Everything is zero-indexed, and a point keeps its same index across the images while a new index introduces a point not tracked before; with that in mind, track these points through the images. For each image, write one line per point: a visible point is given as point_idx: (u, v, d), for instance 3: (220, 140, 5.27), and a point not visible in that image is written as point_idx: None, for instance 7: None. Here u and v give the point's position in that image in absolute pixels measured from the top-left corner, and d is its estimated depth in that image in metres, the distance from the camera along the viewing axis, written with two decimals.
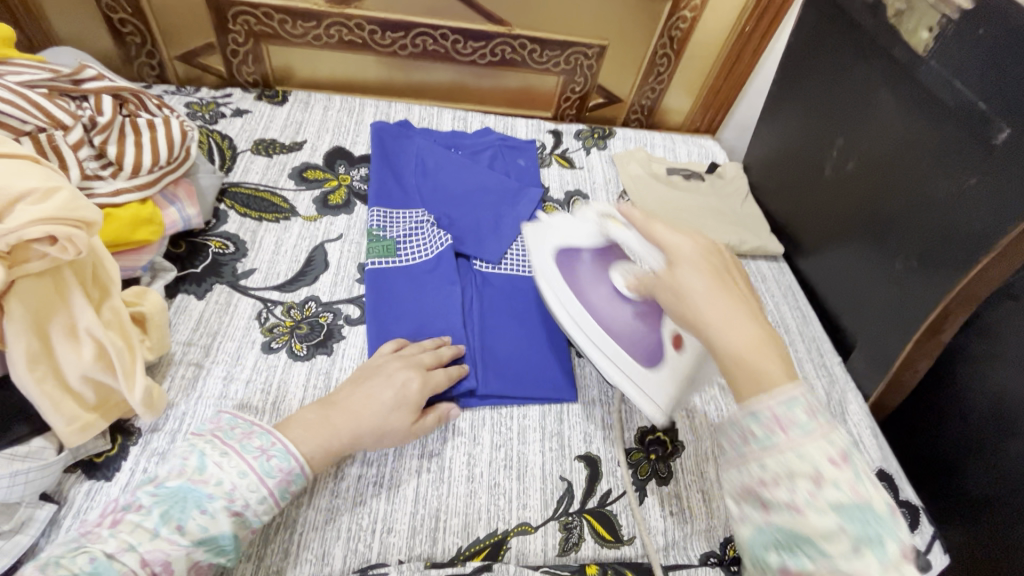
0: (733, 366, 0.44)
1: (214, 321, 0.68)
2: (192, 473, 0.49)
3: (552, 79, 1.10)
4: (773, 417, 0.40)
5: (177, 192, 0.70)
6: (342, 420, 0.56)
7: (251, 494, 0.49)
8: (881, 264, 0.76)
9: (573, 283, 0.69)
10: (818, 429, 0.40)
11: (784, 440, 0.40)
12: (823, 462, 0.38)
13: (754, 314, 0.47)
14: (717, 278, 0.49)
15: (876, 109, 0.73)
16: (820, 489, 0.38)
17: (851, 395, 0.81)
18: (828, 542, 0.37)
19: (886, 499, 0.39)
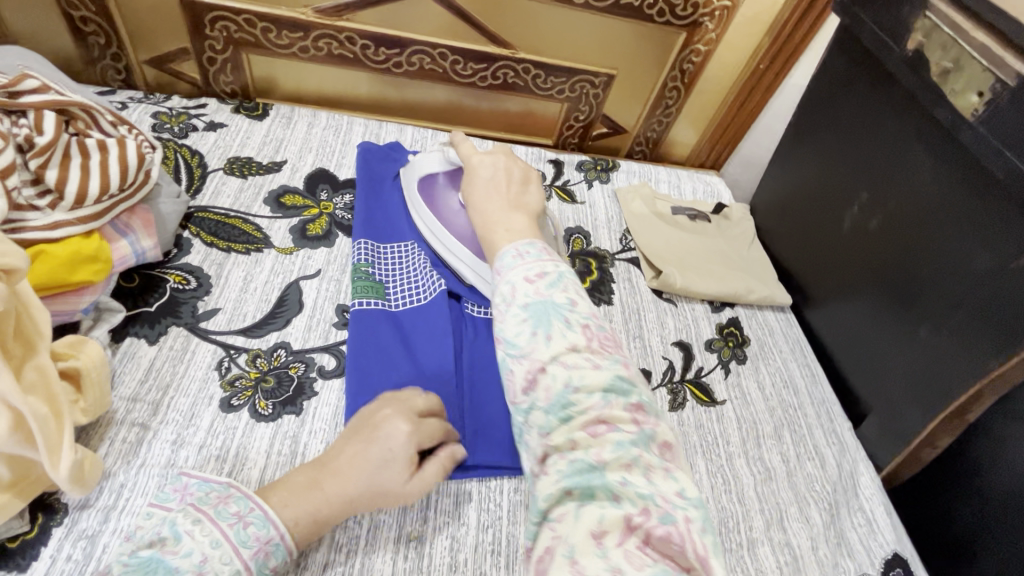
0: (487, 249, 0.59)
1: (166, 371, 0.60)
2: (161, 543, 0.41)
3: (555, 105, 1.04)
4: (512, 258, 0.53)
5: (130, 222, 0.61)
6: (333, 487, 0.48)
7: (224, 568, 0.41)
8: (903, 328, 0.73)
9: (433, 202, 0.78)
10: (521, 263, 0.52)
11: (506, 269, 0.52)
12: (519, 279, 0.50)
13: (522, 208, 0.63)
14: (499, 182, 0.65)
15: (909, 167, 0.70)
16: (516, 297, 0.49)
17: (863, 467, 0.76)
18: (524, 339, 0.47)
19: (570, 295, 0.49)
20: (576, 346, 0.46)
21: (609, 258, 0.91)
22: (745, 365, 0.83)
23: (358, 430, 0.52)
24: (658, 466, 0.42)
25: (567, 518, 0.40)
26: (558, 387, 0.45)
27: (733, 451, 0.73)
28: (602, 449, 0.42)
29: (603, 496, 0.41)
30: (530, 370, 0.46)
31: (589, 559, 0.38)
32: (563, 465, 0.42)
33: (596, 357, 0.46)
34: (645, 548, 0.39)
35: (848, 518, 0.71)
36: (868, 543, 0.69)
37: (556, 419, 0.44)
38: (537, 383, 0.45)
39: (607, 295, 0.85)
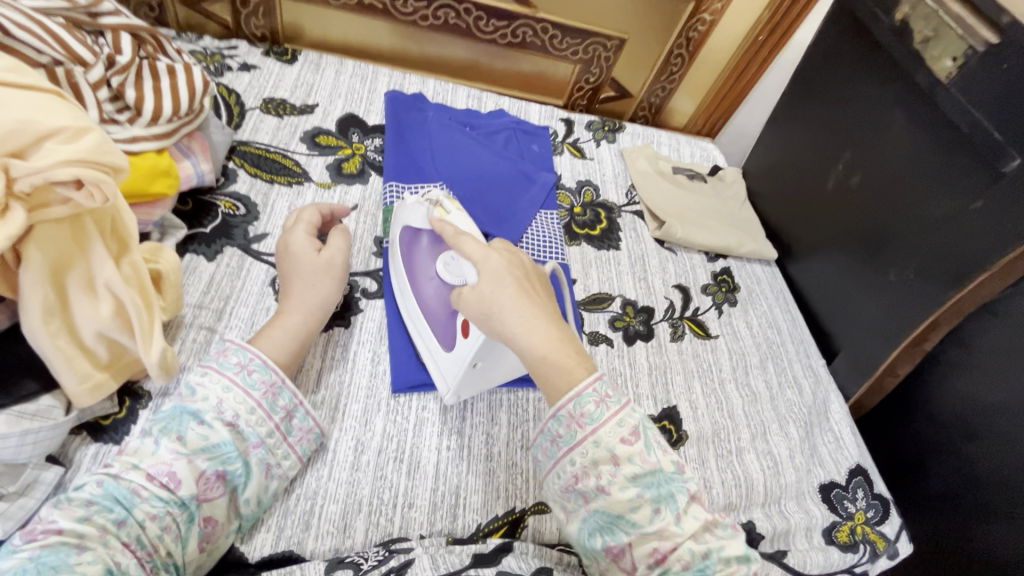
0: (547, 375, 0.51)
1: (225, 284, 0.65)
2: (184, 395, 0.51)
3: (568, 67, 1.11)
4: (599, 397, 0.50)
5: (191, 145, 0.66)
6: (289, 307, 0.60)
7: (239, 405, 0.51)
8: (873, 274, 0.82)
9: (413, 263, 0.67)
10: (609, 416, 0.49)
11: (593, 424, 0.49)
12: (618, 445, 0.48)
13: (556, 324, 0.52)
14: (529, 298, 0.53)
15: (888, 128, 0.79)
16: (619, 467, 0.48)
17: (834, 395, 0.87)
18: (643, 514, 0.46)
19: (674, 458, 0.50)
20: (702, 519, 0.48)
21: (616, 209, 0.99)
22: (736, 307, 0.93)
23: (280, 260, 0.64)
24: None
25: None
26: (692, 555, 0.45)
27: (725, 377, 0.83)
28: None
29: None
30: (658, 546, 0.46)
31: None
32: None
33: (717, 529, 0.48)
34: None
35: (819, 436, 0.81)
36: (835, 456, 0.80)
37: (673, 565, 0.45)
38: (664, 557, 0.46)
39: (615, 242, 0.93)
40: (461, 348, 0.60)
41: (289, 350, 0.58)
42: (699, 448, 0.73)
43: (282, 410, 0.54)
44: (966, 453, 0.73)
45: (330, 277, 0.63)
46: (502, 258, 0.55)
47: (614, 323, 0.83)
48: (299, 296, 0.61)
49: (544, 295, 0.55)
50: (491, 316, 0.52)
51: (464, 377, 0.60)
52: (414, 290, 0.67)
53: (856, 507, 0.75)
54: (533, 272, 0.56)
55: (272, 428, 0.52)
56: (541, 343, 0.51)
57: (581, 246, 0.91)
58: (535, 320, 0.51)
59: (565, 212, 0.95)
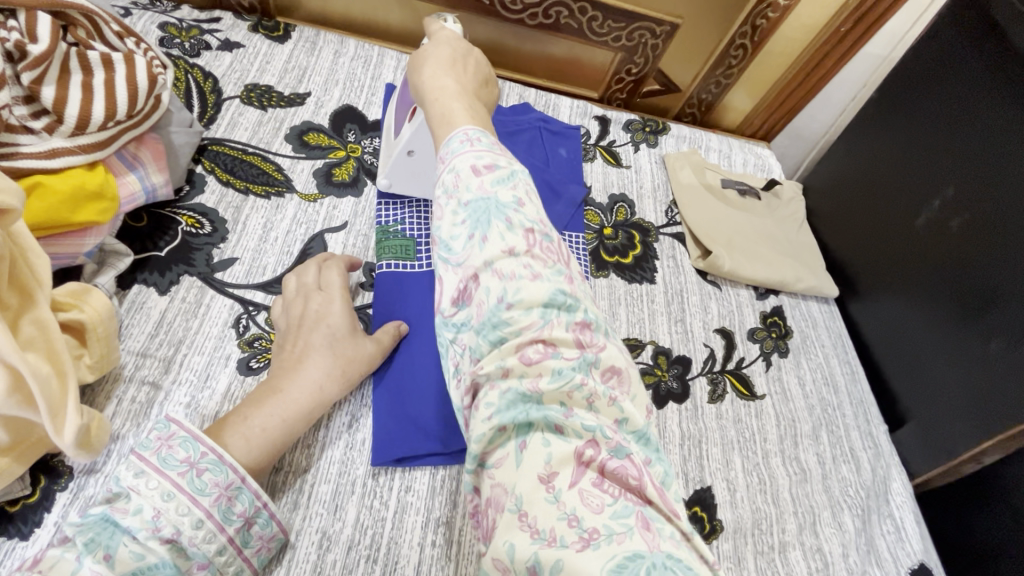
0: (434, 121, 0.44)
1: (179, 326, 0.54)
2: (113, 498, 0.40)
3: (607, 54, 0.94)
4: (472, 139, 0.40)
5: (139, 152, 0.54)
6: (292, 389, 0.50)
7: (182, 518, 0.40)
8: (972, 341, 0.67)
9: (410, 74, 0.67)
10: (468, 149, 0.39)
11: (452, 157, 0.39)
12: (465, 168, 0.38)
13: (469, 93, 0.46)
14: (458, 72, 0.48)
15: (1015, 164, 0.63)
16: (456, 192, 0.38)
17: (896, 473, 0.74)
18: (460, 241, 0.37)
19: (519, 194, 0.38)
20: (516, 250, 0.36)
21: (653, 231, 0.84)
22: (787, 358, 0.79)
23: (296, 322, 0.54)
24: (604, 398, 0.34)
25: (505, 462, 0.33)
26: (491, 300, 0.35)
27: (770, 448, 0.70)
28: (541, 378, 0.33)
29: (543, 426, 0.33)
30: (462, 281, 0.36)
31: (533, 504, 0.31)
32: (496, 396, 0.33)
33: (537, 266, 0.36)
34: (602, 483, 0.32)
35: (877, 525, 0.69)
36: (896, 552, 0.67)
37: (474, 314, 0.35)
38: (469, 294, 0.36)
39: (649, 272, 0.80)
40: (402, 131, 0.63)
41: (275, 446, 0.47)
42: (734, 542, 0.61)
43: (240, 519, 0.43)
44: None
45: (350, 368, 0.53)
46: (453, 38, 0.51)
47: (644, 378, 0.70)
48: (306, 378, 0.50)
49: (473, 79, 0.48)
50: (413, 69, 0.48)
51: (397, 161, 0.65)
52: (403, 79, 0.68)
53: None
54: (479, 63, 0.51)
55: (224, 543, 0.42)
56: (434, 92, 0.45)
57: (610, 277, 0.77)
58: (447, 80, 0.46)
59: (594, 233, 0.81)
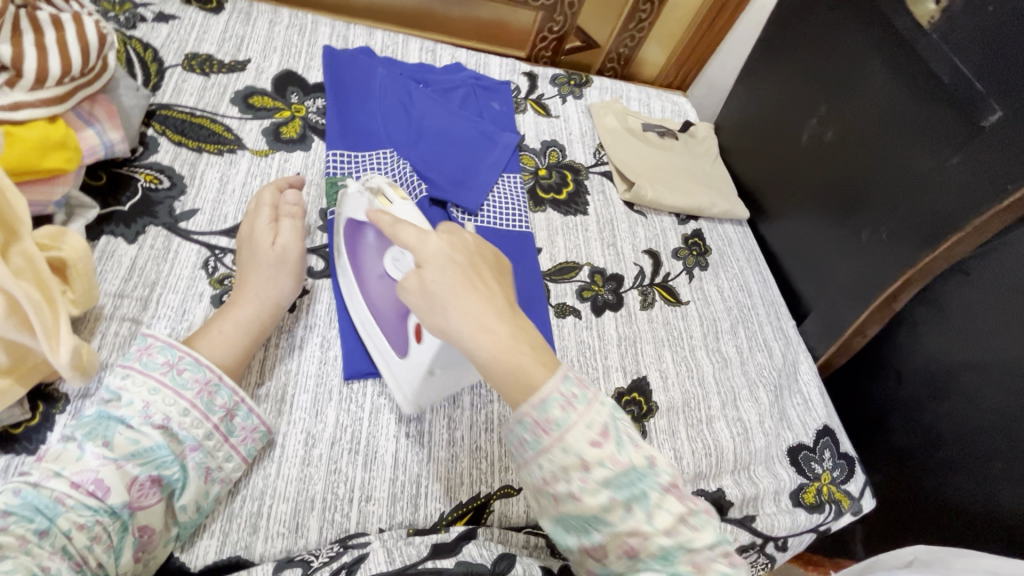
0: (500, 379, 0.43)
1: (151, 269, 0.59)
2: (107, 399, 0.46)
3: (529, 14, 1.02)
4: (566, 399, 0.42)
5: (94, 111, 0.58)
6: (236, 300, 0.55)
7: (170, 407, 0.46)
8: (847, 233, 0.80)
9: (359, 258, 0.61)
10: (577, 419, 0.42)
11: (560, 431, 0.41)
12: (585, 450, 0.41)
13: (507, 314, 0.44)
14: (479, 289, 0.45)
15: (865, 78, 0.76)
16: (590, 473, 0.41)
17: (802, 356, 0.86)
18: (619, 519, 0.41)
19: (646, 450, 0.43)
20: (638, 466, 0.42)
21: (583, 171, 0.94)
22: (707, 271, 0.90)
23: (242, 244, 0.60)
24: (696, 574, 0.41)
25: None
26: (662, 543, 0.40)
27: (695, 343, 0.81)
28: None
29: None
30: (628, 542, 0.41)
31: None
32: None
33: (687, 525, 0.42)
34: None
35: (788, 398, 0.81)
36: (803, 417, 0.80)
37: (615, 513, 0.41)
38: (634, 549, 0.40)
39: (582, 206, 0.89)
40: (416, 351, 0.53)
41: (239, 350, 0.53)
42: (668, 418, 0.72)
43: (221, 409, 0.49)
44: (931, 412, 0.74)
45: (291, 271, 0.58)
46: (442, 241, 0.46)
47: (582, 294, 0.79)
48: (255, 286, 0.56)
49: (494, 286, 0.46)
50: (438, 317, 0.44)
51: (423, 385, 0.54)
52: (361, 285, 0.60)
53: (822, 467, 0.76)
54: (485, 258, 0.47)
55: (211, 429, 0.48)
56: (487, 344, 0.43)
57: (547, 211, 0.86)
58: (486, 312, 0.43)
59: (529, 174, 0.89)
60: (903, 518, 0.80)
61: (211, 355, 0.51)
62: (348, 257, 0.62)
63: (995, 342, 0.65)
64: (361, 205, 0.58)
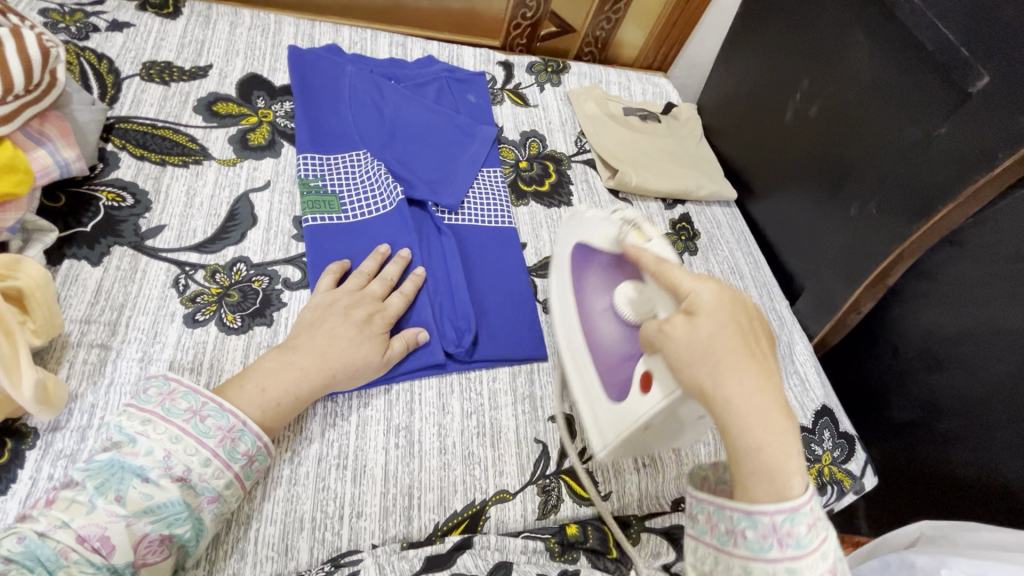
0: (752, 473, 0.41)
1: (118, 292, 0.57)
2: (119, 445, 0.44)
3: (500, 1, 0.99)
4: (813, 521, 0.40)
5: (44, 129, 0.55)
6: (307, 363, 0.53)
7: (191, 457, 0.44)
8: (836, 210, 0.78)
9: (583, 290, 0.60)
10: (813, 546, 0.39)
11: (797, 552, 0.39)
12: (804, 575, 0.39)
13: (779, 396, 0.42)
14: (757, 365, 0.43)
15: (847, 50, 0.74)
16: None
17: (798, 336, 0.85)
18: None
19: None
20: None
21: (566, 160, 0.91)
22: (696, 256, 0.89)
23: (322, 304, 0.58)
24: None
25: None
26: None
27: None
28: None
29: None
30: None
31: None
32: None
33: None
34: None
35: (785, 380, 0.80)
36: (801, 399, 0.79)
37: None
38: None
39: (566, 197, 0.87)
40: (635, 400, 0.51)
41: (273, 405, 0.50)
42: None
43: (244, 457, 0.47)
44: (929, 386, 0.74)
45: (371, 342, 0.57)
46: (716, 294, 0.45)
47: None
48: (324, 348, 0.54)
49: (771, 360, 0.44)
50: (705, 381, 0.42)
51: (630, 437, 0.52)
52: (583, 314, 0.60)
53: (823, 449, 0.75)
54: (762, 332, 0.45)
55: (231, 479, 0.46)
56: (753, 432, 0.41)
57: (530, 205, 0.83)
58: (763, 399, 0.41)
59: (509, 167, 0.87)
60: (906, 494, 0.79)
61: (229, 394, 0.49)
62: (570, 283, 0.62)
63: (991, 311, 0.64)
64: (606, 231, 0.57)
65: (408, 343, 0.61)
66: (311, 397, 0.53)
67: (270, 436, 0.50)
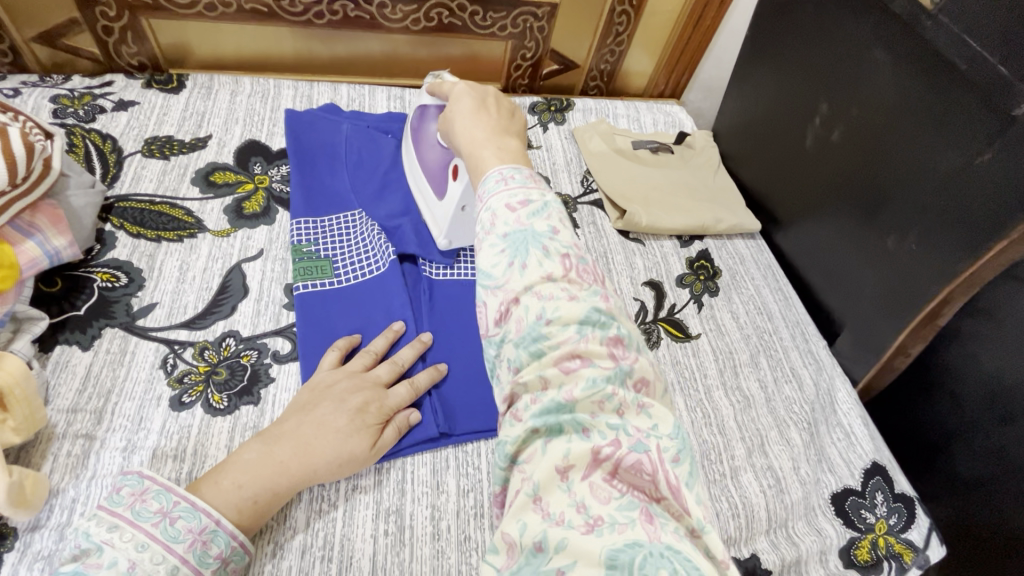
0: (466, 153, 0.46)
1: (106, 377, 0.56)
2: (86, 554, 0.41)
3: (499, 45, 0.97)
4: (506, 178, 0.40)
5: (35, 220, 0.56)
6: (291, 458, 0.50)
7: (158, 566, 0.42)
8: (871, 243, 0.70)
9: (421, 131, 0.72)
10: (504, 188, 0.39)
11: (489, 195, 0.39)
12: (501, 207, 0.38)
13: (500, 128, 0.48)
14: (485, 113, 0.50)
15: (868, 69, 0.67)
16: (537, 290, 0.35)
17: (839, 382, 0.76)
18: (498, 267, 0.36)
19: (553, 221, 0.37)
20: (557, 278, 0.35)
21: (571, 202, 0.87)
22: (718, 297, 0.82)
23: (315, 390, 0.55)
24: (635, 406, 0.33)
25: (535, 454, 0.32)
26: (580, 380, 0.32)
27: (710, 383, 0.73)
28: (573, 383, 0.32)
29: (572, 431, 0.32)
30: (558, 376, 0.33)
31: (554, 494, 0.31)
32: (532, 407, 0.33)
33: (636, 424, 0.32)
34: (614, 479, 0.31)
35: (827, 434, 0.72)
36: (846, 456, 0.70)
37: (526, 415, 0.33)
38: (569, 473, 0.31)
39: None
40: (450, 189, 0.68)
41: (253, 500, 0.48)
42: None
43: (216, 560, 0.45)
44: (1000, 441, 0.63)
45: (362, 432, 0.53)
46: (468, 87, 0.54)
47: None
48: (309, 439, 0.51)
49: (505, 112, 0.51)
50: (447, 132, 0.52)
51: (455, 220, 0.68)
52: (419, 149, 0.72)
53: (876, 516, 0.66)
54: (505, 101, 0.52)
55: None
56: (468, 137, 0.47)
57: None
58: (475, 128, 0.48)
59: None
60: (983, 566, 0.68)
61: (201, 490, 0.47)
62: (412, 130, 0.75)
63: None
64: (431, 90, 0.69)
65: (400, 430, 0.56)
66: (290, 490, 0.50)
67: (247, 535, 0.48)
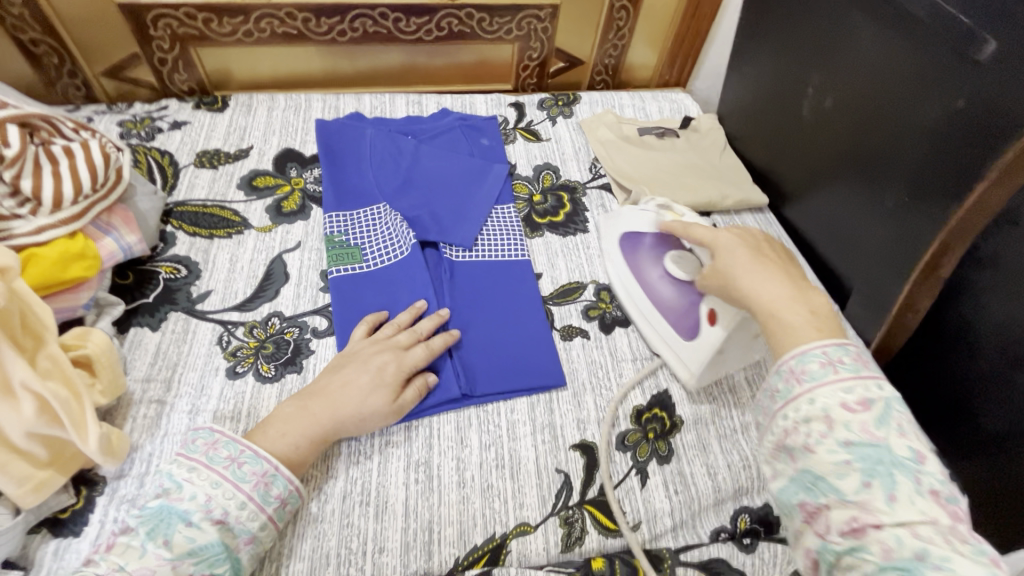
0: (768, 323, 0.50)
1: (172, 352, 0.64)
2: (169, 491, 0.49)
3: (507, 47, 1.03)
4: (826, 357, 0.44)
5: (111, 220, 0.65)
6: (321, 410, 0.57)
7: (229, 501, 0.49)
8: (869, 202, 0.72)
9: (636, 261, 0.76)
10: (833, 377, 0.43)
11: (813, 382, 0.44)
12: (834, 406, 0.42)
13: (788, 279, 0.52)
14: (767, 262, 0.54)
15: (849, 36, 0.70)
16: (868, 485, 0.39)
17: (852, 343, 0.78)
18: (848, 486, 0.40)
19: (912, 443, 0.41)
20: (933, 520, 0.37)
21: (580, 188, 0.93)
22: None
23: (342, 357, 0.62)
24: None
25: None
26: (901, 548, 0.37)
27: None
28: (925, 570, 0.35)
29: None
30: (855, 516, 0.39)
31: None
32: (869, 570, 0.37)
33: None
34: None
35: None
36: None
37: None
38: None
39: (582, 224, 0.87)
40: (706, 334, 0.65)
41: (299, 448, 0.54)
42: (696, 432, 0.66)
43: (276, 500, 0.51)
44: (1011, 388, 0.64)
45: (383, 388, 0.59)
46: (732, 233, 0.58)
47: (589, 312, 0.76)
48: (337, 396, 0.58)
49: (777, 259, 0.55)
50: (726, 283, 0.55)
51: (711, 364, 0.65)
52: (644, 289, 0.74)
53: None
54: (769, 245, 0.57)
55: (265, 521, 0.50)
56: (767, 296, 0.51)
57: (545, 235, 0.85)
58: (773, 287, 0.51)
59: (523, 202, 0.89)
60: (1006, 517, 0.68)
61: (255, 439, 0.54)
62: (620, 259, 0.78)
63: None
64: (646, 217, 0.75)
65: (420, 391, 0.62)
66: (325, 440, 0.57)
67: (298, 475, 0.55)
